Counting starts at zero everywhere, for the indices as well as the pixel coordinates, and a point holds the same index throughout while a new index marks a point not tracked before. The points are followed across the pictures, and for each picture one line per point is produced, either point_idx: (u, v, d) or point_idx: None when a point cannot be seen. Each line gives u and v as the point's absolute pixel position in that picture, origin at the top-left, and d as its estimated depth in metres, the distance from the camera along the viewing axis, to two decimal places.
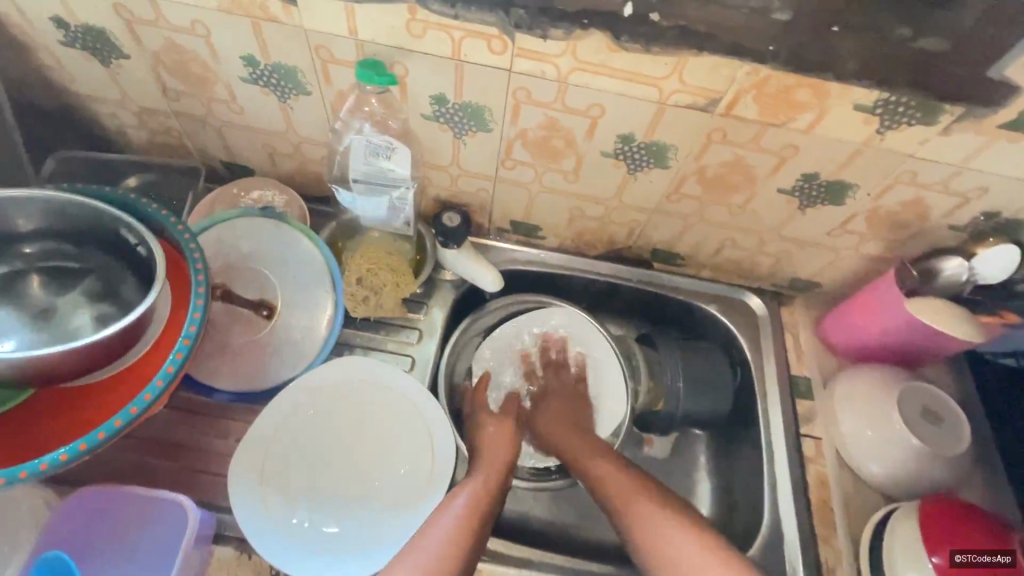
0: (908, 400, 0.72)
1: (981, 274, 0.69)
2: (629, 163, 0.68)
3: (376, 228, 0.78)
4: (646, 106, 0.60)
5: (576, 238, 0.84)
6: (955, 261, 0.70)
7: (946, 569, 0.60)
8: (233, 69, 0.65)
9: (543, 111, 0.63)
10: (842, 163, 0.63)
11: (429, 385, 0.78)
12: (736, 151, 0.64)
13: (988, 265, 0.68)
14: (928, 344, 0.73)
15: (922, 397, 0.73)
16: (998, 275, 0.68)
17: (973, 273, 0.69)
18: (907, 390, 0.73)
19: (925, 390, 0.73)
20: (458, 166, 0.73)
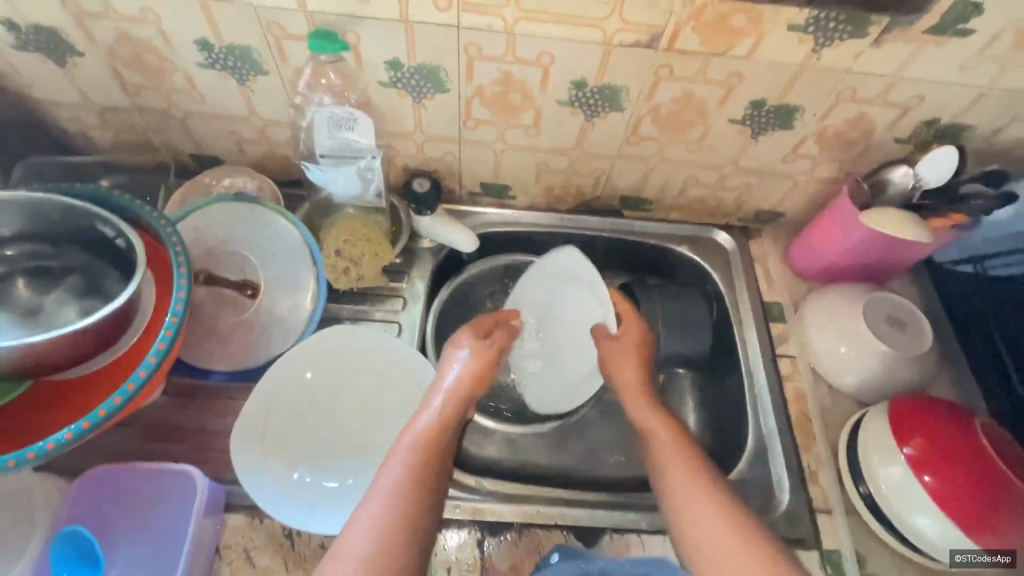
0: (874, 306, 0.76)
1: (924, 180, 0.72)
2: (586, 110, 0.70)
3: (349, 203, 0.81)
4: (594, 49, 0.62)
5: (544, 193, 0.86)
6: (900, 170, 0.73)
7: (929, 483, 0.63)
8: (188, 55, 0.66)
9: (496, 66, 0.65)
10: (786, 86, 0.65)
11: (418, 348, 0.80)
12: (685, 86, 0.66)
13: (930, 170, 0.71)
14: (887, 255, 0.77)
15: (884, 304, 0.76)
16: (939, 179, 0.71)
17: (917, 179, 0.72)
18: (871, 299, 0.76)
19: (887, 298, 0.77)
20: (422, 131, 0.75)
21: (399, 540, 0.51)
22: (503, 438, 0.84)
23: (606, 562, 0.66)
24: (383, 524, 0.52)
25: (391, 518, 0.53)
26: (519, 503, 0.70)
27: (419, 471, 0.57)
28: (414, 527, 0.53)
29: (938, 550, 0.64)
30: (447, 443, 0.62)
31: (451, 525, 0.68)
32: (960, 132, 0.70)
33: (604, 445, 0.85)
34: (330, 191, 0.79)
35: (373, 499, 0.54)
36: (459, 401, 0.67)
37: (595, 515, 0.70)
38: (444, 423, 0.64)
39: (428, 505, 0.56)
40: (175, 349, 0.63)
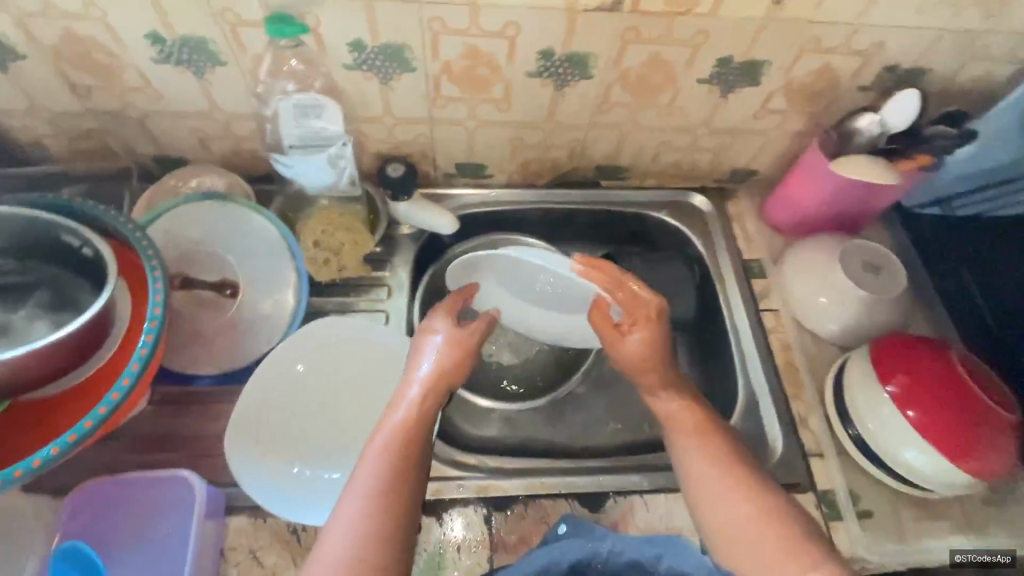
0: (851, 253, 0.78)
1: (891, 125, 0.73)
2: (555, 80, 0.70)
3: (324, 194, 0.79)
4: (558, 16, 0.62)
5: (519, 169, 0.86)
6: (866, 118, 0.73)
7: (913, 418, 0.66)
8: (140, 51, 0.63)
9: (461, 40, 0.64)
10: (751, 41, 0.66)
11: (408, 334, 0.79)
12: (652, 48, 0.66)
13: (894, 115, 0.72)
14: (861, 200, 0.79)
15: (859, 250, 0.79)
16: (904, 123, 0.72)
17: (884, 125, 0.73)
18: (848, 246, 0.78)
19: (861, 244, 0.79)
20: (392, 114, 0.74)
21: (379, 540, 0.51)
22: (500, 416, 0.84)
23: (614, 542, 0.67)
24: (361, 526, 0.51)
25: (368, 520, 0.51)
26: (523, 477, 0.71)
27: (397, 469, 0.55)
28: (394, 526, 0.52)
29: (931, 481, 0.67)
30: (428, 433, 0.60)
31: (456, 506, 0.68)
32: (920, 75, 0.72)
33: (600, 414, 0.86)
34: (301, 184, 0.77)
35: (346, 507, 0.53)
36: (434, 387, 0.64)
37: (598, 481, 0.71)
38: (421, 413, 0.61)
39: (408, 501, 0.54)
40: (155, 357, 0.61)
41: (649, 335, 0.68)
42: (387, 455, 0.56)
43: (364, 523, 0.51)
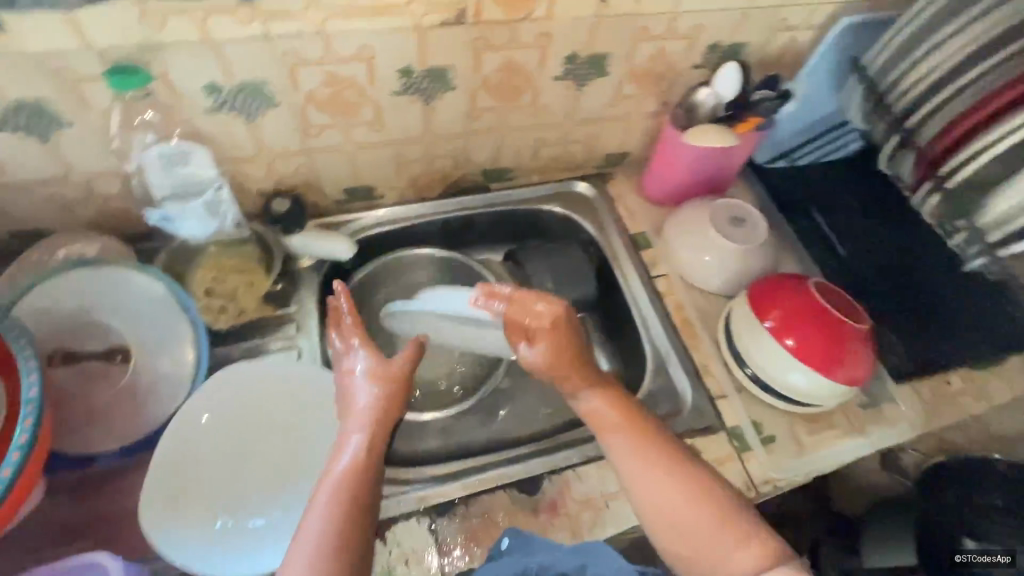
0: (736, 208, 0.88)
1: (721, 96, 0.82)
2: (575, 80, 0.80)
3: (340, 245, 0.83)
4: (582, 25, 0.72)
5: (539, 164, 0.94)
6: (703, 92, 0.83)
7: (790, 348, 0.73)
8: (196, 101, 0.66)
9: (499, 55, 0.72)
10: (734, 28, 0.78)
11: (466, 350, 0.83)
12: (656, 44, 0.77)
13: (723, 86, 0.81)
14: (728, 162, 0.89)
15: (724, 208, 0.88)
16: (732, 93, 0.82)
17: (716, 96, 0.82)
18: (722, 204, 0.88)
19: (727, 202, 0.88)
20: (431, 131, 0.81)
21: (672, 525, 0.56)
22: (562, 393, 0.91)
23: (545, 556, 0.61)
24: (658, 508, 0.57)
25: (664, 507, 0.57)
26: None
27: (649, 459, 0.59)
28: (686, 500, 0.57)
29: (820, 399, 0.75)
30: (638, 426, 0.62)
31: (560, 472, 0.72)
32: None
33: None
34: (217, 234, 0.76)
35: (648, 487, 0.58)
36: (601, 390, 0.64)
37: (680, 421, 0.77)
38: (604, 419, 0.63)
39: (670, 490, 0.58)
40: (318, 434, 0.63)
41: (552, 347, 0.64)
42: (655, 433, 0.61)
43: (690, 488, 0.57)
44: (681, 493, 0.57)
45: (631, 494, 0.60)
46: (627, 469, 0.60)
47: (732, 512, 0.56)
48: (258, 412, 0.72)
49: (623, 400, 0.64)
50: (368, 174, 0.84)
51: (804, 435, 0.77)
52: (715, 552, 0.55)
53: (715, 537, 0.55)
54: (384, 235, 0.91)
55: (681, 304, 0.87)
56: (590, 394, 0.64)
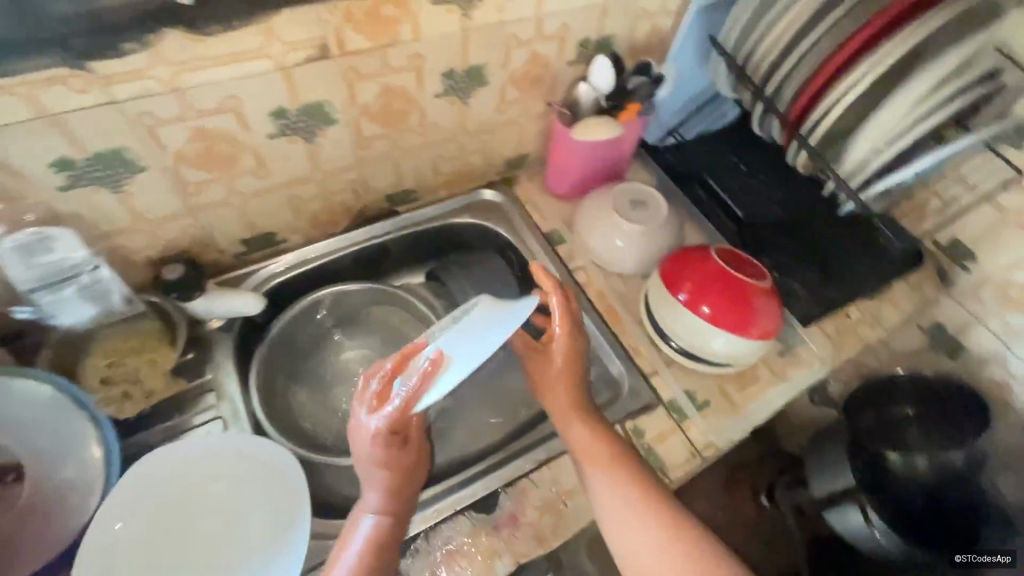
0: (636, 192, 0.92)
1: (600, 89, 0.85)
2: (458, 94, 0.79)
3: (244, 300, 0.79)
4: (453, 42, 0.71)
5: (440, 179, 0.94)
6: (582, 87, 0.85)
7: (706, 316, 0.77)
8: (47, 182, 0.60)
9: (374, 82, 0.70)
10: (601, 23, 0.80)
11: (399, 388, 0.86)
12: (530, 48, 0.78)
13: (599, 79, 0.84)
14: (619, 149, 0.92)
15: (623, 193, 0.92)
16: (608, 84, 0.84)
17: (595, 89, 0.85)
18: (620, 191, 0.91)
19: (625, 187, 0.92)
20: (321, 167, 0.78)
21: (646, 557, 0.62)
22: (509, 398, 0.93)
23: None
24: (639, 548, 0.63)
25: (638, 541, 0.63)
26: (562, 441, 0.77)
27: (629, 496, 0.65)
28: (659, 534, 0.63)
29: (739, 358, 0.80)
30: (625, 467, 0.67)
31: (515, 484, 0.72)
32: None
33: None
34: (98, 314, 0.72)
35: (618, 521, 0.64)
36: (592, 428, 0.70)
37: (620, 405, 0.80)
38: (596, 454, 0.68)
39: (640, 524, 0.64)
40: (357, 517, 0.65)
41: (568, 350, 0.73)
42: (632, 471, 0.67)
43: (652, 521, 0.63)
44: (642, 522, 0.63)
45: (603, 527, 0.66)
46: (607, 497, 0.66)
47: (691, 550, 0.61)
48: (192, 497, 0.69)
49: (605, 434, 0.70)
50: (262, 221, 0.81)
51: (732, 391, 0.82)
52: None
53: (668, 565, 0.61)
54: (298, 277, 0.88)
55: (602, 291, 0.90)
56: (577, 427, 0.71)
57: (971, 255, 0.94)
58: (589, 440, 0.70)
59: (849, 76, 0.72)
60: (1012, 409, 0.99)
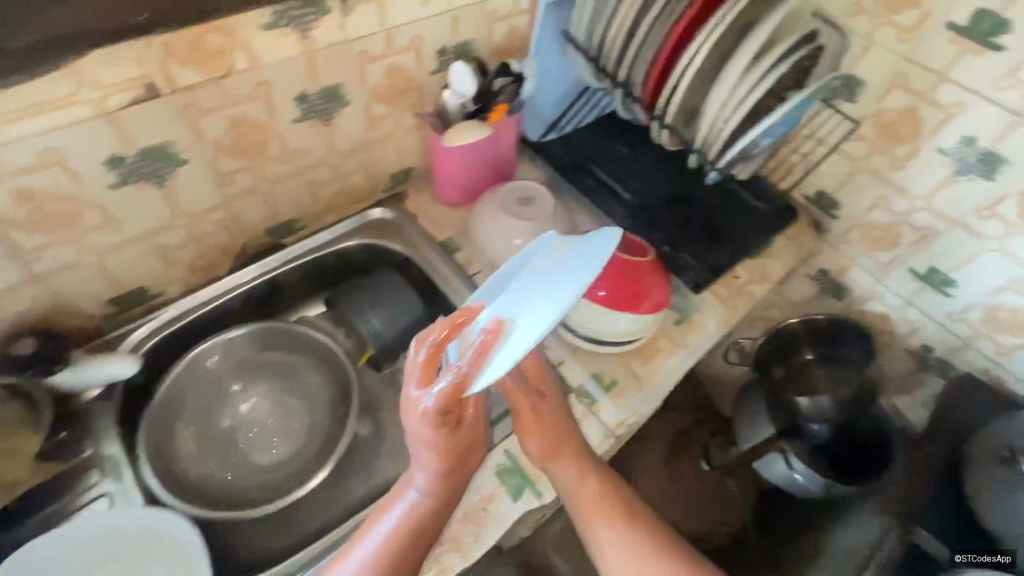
0: (520, 191, 0.93)
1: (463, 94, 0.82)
2: (319, 116, 0.77)
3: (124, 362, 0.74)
4: (298, 65, 0.69)
5: (324, 204, 0.92)
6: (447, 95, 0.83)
7: (599, 302, 0.78)
8: None
9: (220, 116, 0.68)
10: (454, 29, 0.81)
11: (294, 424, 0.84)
12: (385, 62, 0.78)
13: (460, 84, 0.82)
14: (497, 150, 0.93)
15: (509, 191, 0.93)
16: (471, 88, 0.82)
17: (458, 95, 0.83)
18: (504, 192, 0.92)
19: (509, 187, 0.93)
20: (182, 211, 0.74)
21: None
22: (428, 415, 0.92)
23: None
24: None
25: None
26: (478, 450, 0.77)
27: (648, 557, 0.61)
28: None
29: (637, 334, 0.82)
30: (631, 522, 0.64)
31: None
32: None
33: None
34: None
35: None
36: (589, 487, 0.66)
37: None
38: (596, 512, 0.65)
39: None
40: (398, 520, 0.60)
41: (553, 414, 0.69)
42: (637, 537, 0.63)
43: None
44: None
45: None
46: (612, 562, 0.62)
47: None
48: None
49: (608, 486, 0.67)
50: (128, 276, 0.76)
51: (639, 368, 0.84)
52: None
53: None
54: (180, 330, 0.82)
55: None
56: (583, 477, 0.67)
57: (835, 204, 1.03)
58: (594, 492, 0.66)
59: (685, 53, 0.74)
60: (893, 338, 1.08)
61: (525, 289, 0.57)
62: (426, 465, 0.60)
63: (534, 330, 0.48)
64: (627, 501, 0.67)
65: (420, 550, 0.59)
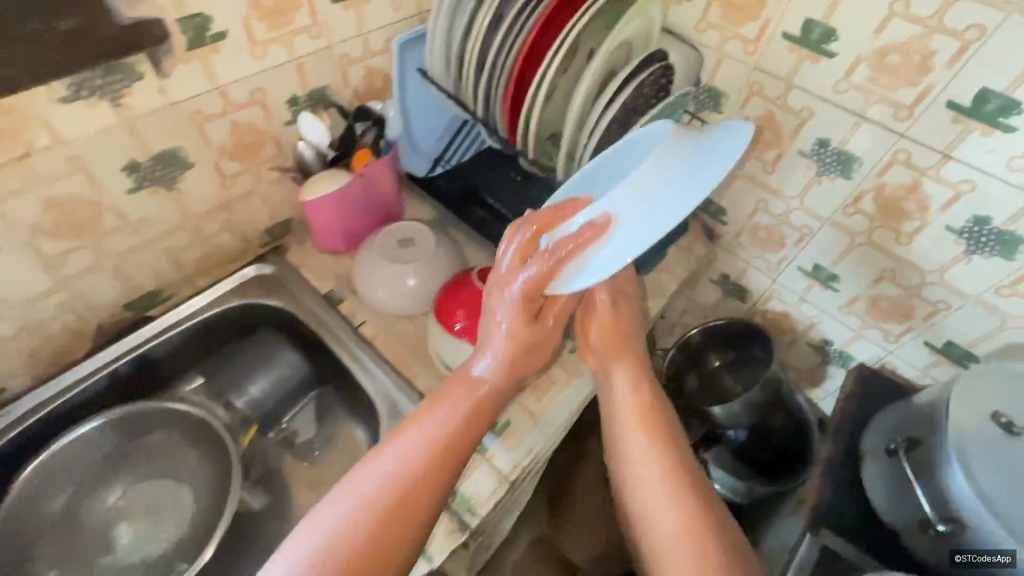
0: (398, 232, 0.90)
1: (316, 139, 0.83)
2: (160, 183, 0.73)
3: None
4: (116, 135, 0.65)
5: (190, 269, 0.87)
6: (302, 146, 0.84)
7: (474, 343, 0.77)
8: None
9: (31, 198, 0.62)
10: (301, 78, 0.78)
11: (164, 502, 0.82)
12: (227, 120, 0.74)
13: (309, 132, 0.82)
14: (370, 193, 0.90)
15: (389, 234, 0.90)
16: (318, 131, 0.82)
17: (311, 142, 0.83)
18: (382, 236, 0.89)
19: (388, 229, 0.90)
20: (8, 301, 0.68)
21: (681, 543, 0.56)
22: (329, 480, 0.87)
23: None
24: (671, 525, 0.58)
25: (671, 521, 0.58)
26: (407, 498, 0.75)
27: (668, 488, 0.60)
28: (697, 518, 0.58)
29: None
30: (660, 437, 0.65)
31: None
32: None
33: None
34: None
35: (653, 499, 0.60)
36: (639, 395, 0.69)
37: None
38: (636, 423, 0.66)
39: (684, 502, 0.59)
40: (435, 435, 0.59)
41: (608, 319, 0.76)
42: (665, 454, 0.63)
43: (679, 515, 0.58)
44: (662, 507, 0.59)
45: (634, 509, 0.61)
46: (643, 469, 0.62)
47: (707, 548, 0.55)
48: None
49: (654, 403, 0.69)
50: None
51: (533, 404, 0.81)
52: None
53: (684, 551, 0.56)
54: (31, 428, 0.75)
55: (391, 342, 0.87)
56: (626, 381, 0.71)
57: (722, 211, 1.04)
58: (642, 392, 0.70)
59: (529, 92, 0.74)
60: (797, 335, 1.10)
61: (632, 188, 0.56)
62: (515, 316, 0.67)
63: (628, 254, 0.54)
64: (666, 421, 0.67)
65: (495, 407, 0.66)
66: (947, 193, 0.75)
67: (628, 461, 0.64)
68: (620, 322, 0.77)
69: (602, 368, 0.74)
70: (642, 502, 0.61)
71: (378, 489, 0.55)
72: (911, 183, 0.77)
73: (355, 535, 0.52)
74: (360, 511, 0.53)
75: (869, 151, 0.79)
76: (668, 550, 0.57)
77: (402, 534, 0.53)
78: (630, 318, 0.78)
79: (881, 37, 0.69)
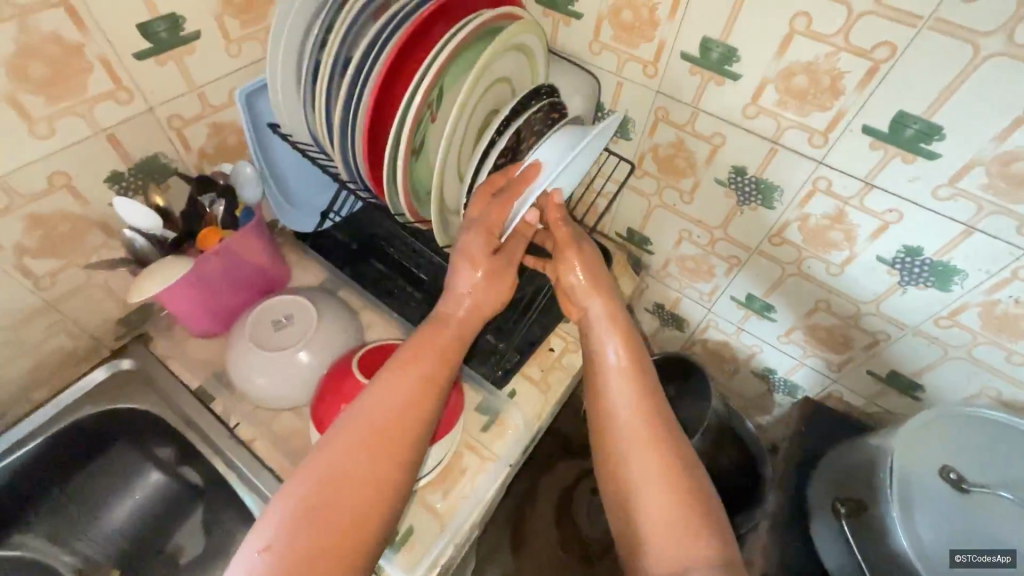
0: (276, 312, 0.77)
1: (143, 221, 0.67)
2: None
3: None
4: None
5: (18, 385, 0.72)
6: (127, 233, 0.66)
7: None
8: None
9: None
10: (118, 150, 0.65)
11: None
12: (21, 215, 0.60)
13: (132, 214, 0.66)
14: (234, 273, 0.76)
15: (264, 315, 0.77)
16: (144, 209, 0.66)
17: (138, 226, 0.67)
18: (255, 319, 0.77)
19: (260, 310, 0.77)
20: None
21: (660, 489, 0.55)
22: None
23: None
24: (650, 471, 0.56)
25: (648, 471, 0.56)
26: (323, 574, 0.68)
27: (645, 436, 0.58)
28: (672, 464, 0.57)
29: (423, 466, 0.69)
30: (640, 382, 0.61)
31: None
32: None
33: None
34: None
35: (631, 448, 0.57)
36: (616, 324, 0.66)
37: None
38: (615, 368, 0.62)
39: (661, 449, 0.57)
40: (412, 378, 0.56)
41: (585, 267, 0.68)
42: (646, 396, 0.60)
43: (655, 465, 0.56)
44: (637, 440, 0.57)
45: (614, 456, 0.58)
46: (622, 418, 0.59)
47: (678, 482, 0.56)
48: None
49: (632, 343, 0.64)
50: None
51: (439, 502, 0.70)
52: (659, 501, 0.55)
53: (660, 495, 0.55)
54: None
55: (274, 440, 0.75)
56: (605, 313, 0.66)
57: (646, 240, 0.95)
58: (620, 331, 0.65)
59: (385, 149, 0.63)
60: (740, 363, 1.03)
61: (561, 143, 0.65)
62: (477, 262, 0.64)
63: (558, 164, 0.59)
64: (642, 351, 0.65)
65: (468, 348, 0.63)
66: (873, 223, 0.67)
67: (605, 397, 0.61)
68: (595, 265, 0.68)
69: (578, 297, 0.68)
70: (615, 435, 0.59)
71: (354, 434, 0.52)
72: (835, 213, 0.69)
73: (346, 478, 0.50)
74: (341, 456, 0.51)
75: (787, 180, 0.70)
76: (645, 495, 0.55)
77: (389, 472, 0.52)
78: (601, 274, 0.68)
79: (785, 57, 0.60)
